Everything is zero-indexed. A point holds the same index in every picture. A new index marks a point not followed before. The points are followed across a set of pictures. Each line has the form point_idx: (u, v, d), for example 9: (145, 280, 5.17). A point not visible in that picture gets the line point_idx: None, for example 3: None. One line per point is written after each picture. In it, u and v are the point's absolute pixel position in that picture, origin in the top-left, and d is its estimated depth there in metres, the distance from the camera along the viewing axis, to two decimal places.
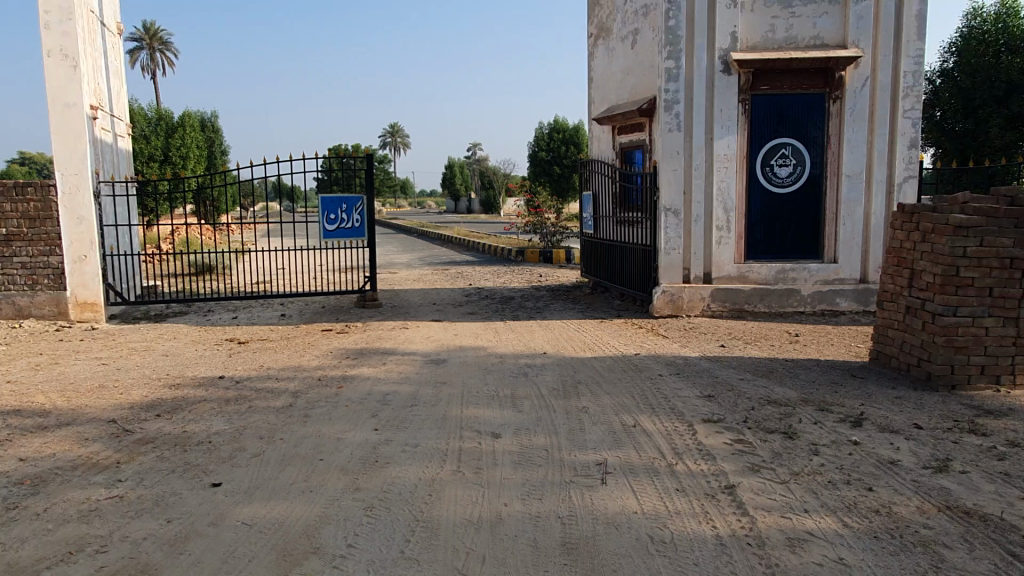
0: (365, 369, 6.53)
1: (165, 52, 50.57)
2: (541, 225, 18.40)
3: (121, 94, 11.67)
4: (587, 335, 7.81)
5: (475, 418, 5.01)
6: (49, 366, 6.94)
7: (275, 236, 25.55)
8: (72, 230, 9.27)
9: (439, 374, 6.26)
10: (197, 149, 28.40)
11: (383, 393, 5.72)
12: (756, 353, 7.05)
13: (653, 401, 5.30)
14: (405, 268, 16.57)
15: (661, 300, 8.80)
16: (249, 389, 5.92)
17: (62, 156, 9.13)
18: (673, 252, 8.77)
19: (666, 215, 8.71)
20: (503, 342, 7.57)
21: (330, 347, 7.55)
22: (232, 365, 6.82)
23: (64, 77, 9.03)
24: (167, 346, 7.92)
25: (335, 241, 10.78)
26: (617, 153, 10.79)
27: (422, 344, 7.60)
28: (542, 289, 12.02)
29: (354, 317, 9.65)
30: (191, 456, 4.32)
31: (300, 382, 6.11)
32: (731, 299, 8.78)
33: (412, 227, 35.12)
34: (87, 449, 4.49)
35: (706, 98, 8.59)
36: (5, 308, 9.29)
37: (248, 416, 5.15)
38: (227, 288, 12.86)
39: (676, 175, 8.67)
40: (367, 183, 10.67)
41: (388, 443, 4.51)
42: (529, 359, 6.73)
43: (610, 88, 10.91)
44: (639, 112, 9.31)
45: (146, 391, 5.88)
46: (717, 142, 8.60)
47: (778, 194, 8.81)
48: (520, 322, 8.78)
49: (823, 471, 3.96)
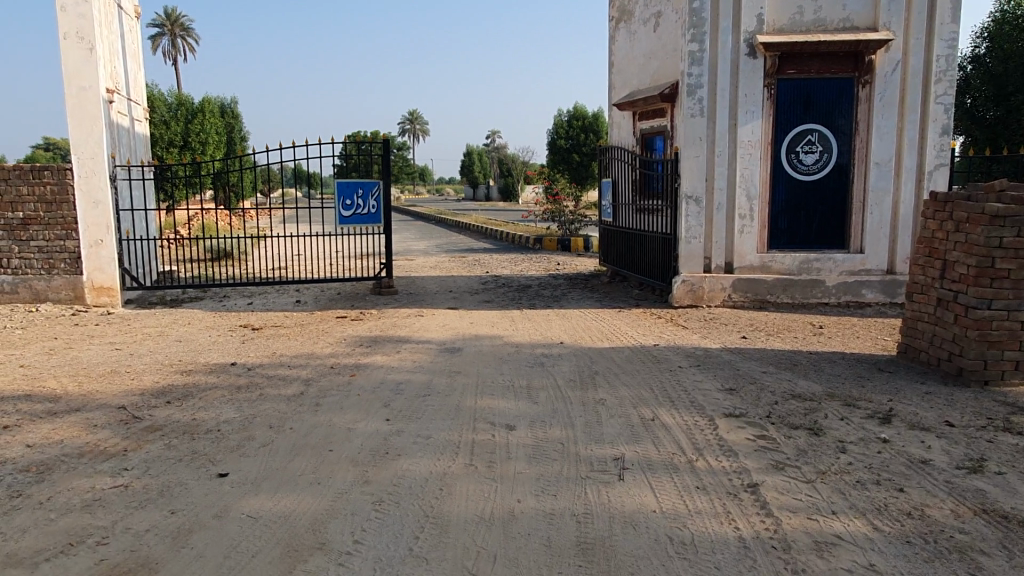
0: (378, 357, 6.42)
1: (187, 38, 50.73)
2: (560, 212, 18.19)
3: (139, 78, 11.63)
4: (605, 325, 7.65)
5: (489, 409, 4.88)
6: (64, 351, 6.92)
7: (294, 222, 25.58)
8: (89, 215, 9.24)
9: (453, 363, 6.14)
10: (217, 134, 28.45)
11: (396, 382, 5.61)
12: (779, 345, 6.86)
13: (672, 394, 5.14)
14: (422, 255, 16.46)
15: (681, 290, 8.61)
16: (261, 376, 5.84)
17: (78, 140, 9.09)
18: (694, 241, 8.57)
19: (687, 202, 8.51)
20: (519, 331, 7.43)
21: (344, 334, 7.46)
22: (245, 352, 6.75)
23: (80, 60, 8.98)
24: (182, 332, 7.87)
25: (351, 227, 10.68)
26: (638, 139, 10.58)
27: (437, 332, 7.48)
28: (560, 277, 11.85)
29: (370, 304, 9.56)
30: (199, 445, 4.23)
31: (312, 370, 6.01)
32: (753, 289, 8.57)
33: (430, 215, 35.01)
34: (95, 436, 4.43)
35: (730, 83, 8.35)
36: (23, 292, 9.31)
37: (258, 404, 5.07)
38: (244, 274, 12.84)
39: (698, 162, 8.45)
40: (384, 168, 10.55)
41: (400, 434, 4.39)
42: (546, 349, 6.59)
43: (631, 73, 10.68)
44: (661, 97, 9.09)
45: (157, 377, 5.81)
46: (741, 128, 8.37)
47: (803, 182, 8.57)
48: (537, 311, 8.64)
49: (851, 470, 3.79)
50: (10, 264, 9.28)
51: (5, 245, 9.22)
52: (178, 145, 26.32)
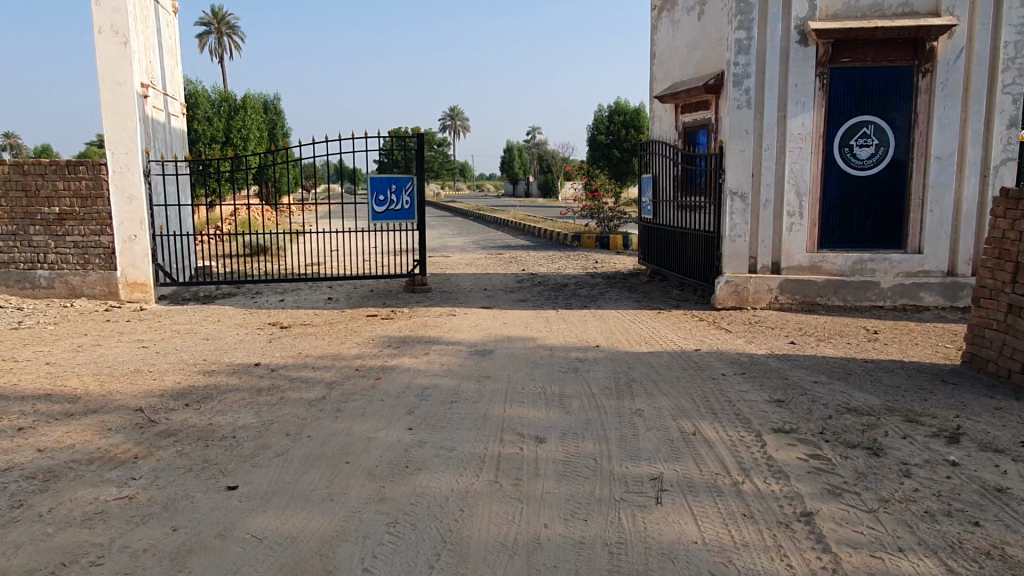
0: (406, 359, 6.18)
1: (233, 36, 51.43)
2: (599, 209, 17.79)
3: (176, 73, 11.61)
4: (643, 328, 7.30)
5: (517, 419, 4.59)
6: (92, 348, 6.85)
7: (334, 218, 25.63)
8: (123, 210, 9.19)
9: (483, 367, 5.86)
10: (259, 130, 28.68)
11: (422, 387, 5.35)
12: (830, 351, 6.42)
13: (715, 405, 4.78)
14: (458, 252, 16.23)
15: (724, 291, 8.19)
16: (284, 377, 5.64)
17: (112, 134, 9.06)
18: (738, 239, 8.15)
19: (732, 199, 8.09)
20: (553, 332, 7.13)
21: (373, 334, 7.24)
22: (271, 351, 6.58)
23: (115, 55, 8.94)
24: (210, 329, 7.75)
25: (384, 223, 10.48)
26: (680, 133, 10.17)
27: (468, 333, 7.21)
28: (598, 276, 11.49)
29: (402, 302, 9.35)
30: (212, 453, 4.03)
31: (337, 372, 5.80)
32: (801, 291, 8.11)
33: (468, 210, 34.90)
34: (107, 440, 4.26)
35: (780, 72, 7.89)
36: (59, 287, 9.35)
37: (278, 408, 4.86)
38: (279, 271, 12.77)
39: (744, 156, 8.02)
40: (418, 163, 10.31)
41: (422, 445, 4.13)
42: (581, 353, 6.27)
43: (674, 63, 10.27)
44: (705, 88, 8.67)
45: (179, 378, 5.66)
46: (791, 120, 7.91)
47: (857, 177, 8.07)
48: (572, 311, 8.33)
49: (917, 499, 3.40)
50: (47, 259, 9.32)
51: (41, 240, 9.26)
52: (221, 141, 26.57)
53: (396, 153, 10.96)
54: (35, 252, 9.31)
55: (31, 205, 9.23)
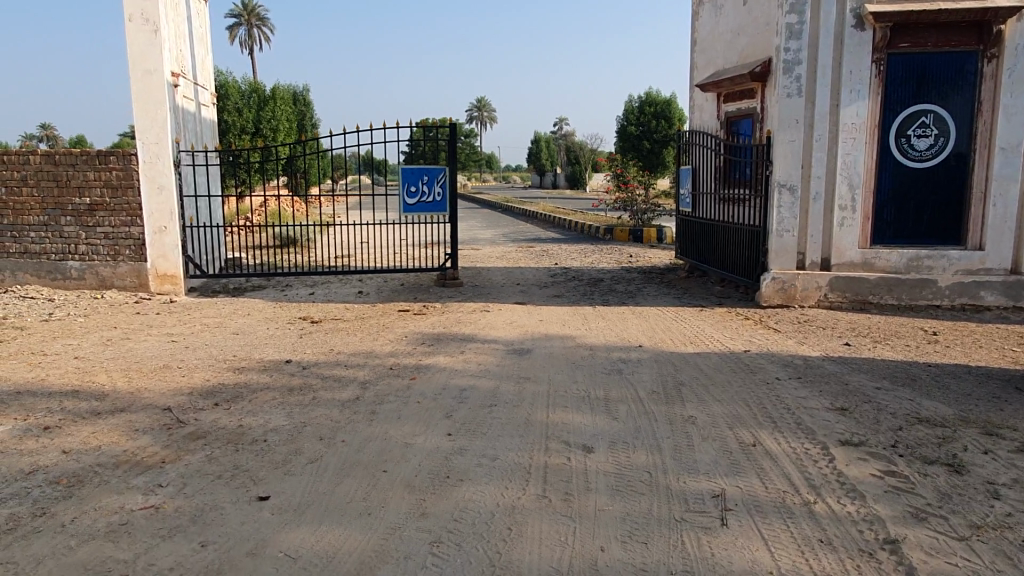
0: (441, 358, 5.94)
1: (263, 28, 51.61)
2: (632, 201, 17.39)
3: (206, 62, 11.48)
4: (687, 327, 6.98)
5: (562, 425, 4.32)
6: (121, 341, 6.72)
7: (362, 209, 25.54)
8: (154, 200, 9.08)
9: (522, 367, 5.60)
10: (288, 121, 28.67)
11: (460, 388, 5.11)
12: (889, 354, 6.06)
13: (773, 413, 4.47)
14: (488, 245, 15.99)
15: (771, 288, 7.85)
16: (316, 376, 5.44)
17: (142, 124, 8.93)
18: (786, 234, 7.79)
19: (780, 192, 7.73)
20: (593, 331, 6.84)
21: (406, 331, 7.02)
22: (302, 348, 6.38)
23: (145, 43, 8.81)
24: (240, 323, 7.59)
25: (416, 216, 10.25)
26: (722, 123, 9.79)
27: (504, 330, 6.95)
28: (634, 270, 11.16)
29: (433, 296, 9.12)
30: (242, 459, 3.82)
31: (371, 371, 5.58)
32: (853, 289, 7.73)
33: (496, 203, 34.66)
34: (135, 442, 4.08)
35: (833, 58, 7.50)
36: (90, 278, 9.27)
37: (310, 410, 4.65)
38: (308, 263, 12.64)
39: (794, 147, 7.65)
40: (450, 154, 10.05)
41: (463, 453, 3.89)
42: (624, 353, 5.98)
43: (716, 50, 9.90)
44: (752, 76, 8.31)
45: (209, 375, 5.48)
46: (844, 109, 7.51)
47: (913, 169, 7.67)
48: (610, 308, 8.03)
49: (1013, 525, 3.07)
50: (77, 250, 9.25)
51: (73, 231, 9.19)
52: (250, 132, 26.60)
53: (428, 143, 10.72)
54: (67, 243, 9.24)
55: (62, 195, 9.16)
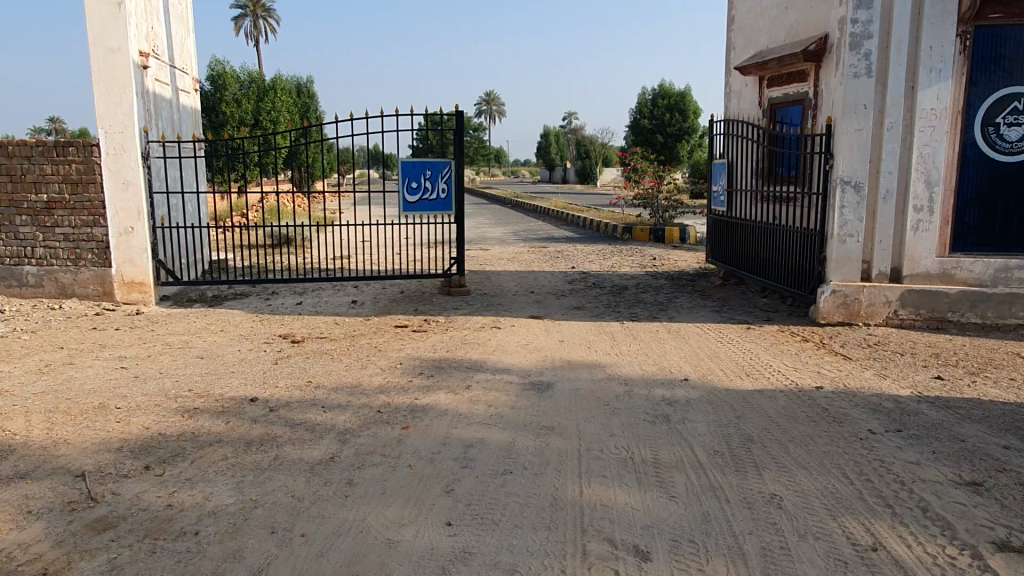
0: (442, 396, 4.82)
1: (269, 20, 50.46)
2: (652, 197, 16.17)
3: (185, 43, 10.38)
4: (737, 352, 5.83)
5: (602, 508, 3.19)
6: (62, 368, 5.63)
7: (367, 205, 24.53)
8: (119, 198, 7.99)
9: (543, 411, 4.47)
10: (290, 113, 27.61)
11: (465, 445, 3.98)
12: (994, 391, 4.90)
13: (885, 492, 3.32)
14: (497, 245, 14.87)
15: (830, 303, 6.69)
16: (283, 422, 4.31)
17: (104, 110, 7.82)
18: (850, 240, 6.62)
19: (843, 190, 6.56)
20: (626, 357, 5.70)
21: (402, 355, 5.90)
22: (274, 378, 5.27)
23: (108, 18, 7.71)
24: (209, 343, 6.49)
25: (417, 215, 9.12)
26: (764, 111, 8.62)
27: (518, 355, 5.83)
28: (660, 276, 10.01)
29: (436, 308, 8.01)
30: (155, 570, 2.70)
31: (353, 415, 4.45)
32: (928, 304, 6.56)
33: (504, 197, 33.58)
34: (18, 536, 2.97)
35: (910, 31, 6.32)
36: (48, 286, 8.19)
37: (266, 479, 3.52)
38: (302, 265, 11.58)
39: (862, 137, 6.47)
40: (456, 145, 8.91)
41: (467, 562, 2.76)
42: (667, 390, 4.84)
43: (758, 28, 8.72)
44: (806, 55, 7.15)
45: (150, 420, 4.37)
46: (923, 91, 6.32)
47: (1001, 164, 6.48)
48: (642, 325, 6.89)
49: None
50: (34, 253, 8.17)
51: (28, 232, 8.11)
52: (250, 124, 25.61)
53: (432, 134, 9.57)
54: (22, 245, 8.17)
55: (16, 192, 8.08)
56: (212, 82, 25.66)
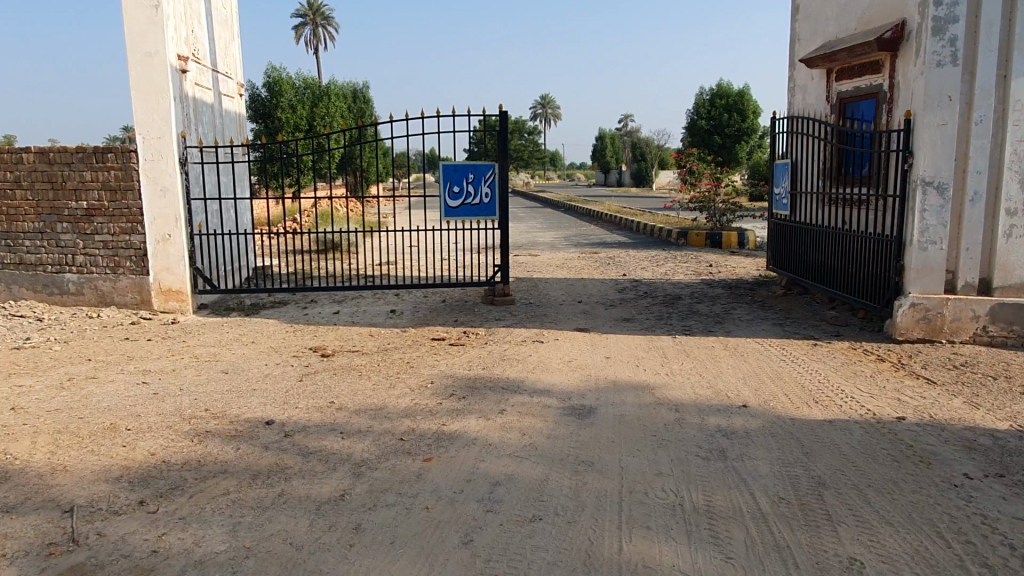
0: (473, 421, 4.39)
1: (327, 27, 51.19)
2: (709, 201, 15.53)
3: (229, 47, 10.26)
4: (802, 373, 5.23)
5: (644, 571, 2.71)
6: (84, 382, 5.42)
7: (418, 209, 24.38)
8: (156, 205, 7.85)
9: (581, 442, 3.99)
10: (344, 118, 27.74)
11: (492, 482, 3.54)
12: None
13: (992, 559, 2.74)
14: (547, 250, 14.41)
15: (909, 318, 6.01)
16: (296, 450, 3.96)
17: (142, 115, 7.68)
18: (931, 247, 5.91)
19: (924, 192, 5.85)
20: (677, 377, 5.18)
21: (434, 372, 5.50)
22: (296, 397, 4.94)
23: (146, 21, 7.55)
24: (237, 355, 6.22)
25: (459, 220, 8.73)
26: (833, 106, 7.93)
27: (559, 373, 5.36)
28: (717, 284, 9.39)
29: (476, 319, 7.60)
30: None
31: (373, 443, 4.07)
32: (1022, 319, 5.83)
33: (558, 201, 33.09)
34: None
35: (1003, 13, 5.61)
36: (88, 294, 8.11)
37: (266, 520, 3.16)
38: (345, 272, 11.35)
39: (946, 132, 5.76)
40: (500, 147, 8.49)
41: None
42: (723, 418, 4.30)
43: (826, 16, 8.05)
44: (881, 43, 6.48)
45: (158, 445, 4.08)
46: (1017, 81, 5.61)
47: None
48: (696, 340, 6.33)
49: None
50: (75, 261, 8.10)
51: (69, 239, 8.05)
52: (304, 129, 25.76)
53: (476, 136, 9.18)
54: (63, 253, 8.10)
55: (57, 199, 8.03)
56: (268, 88, 25.97)
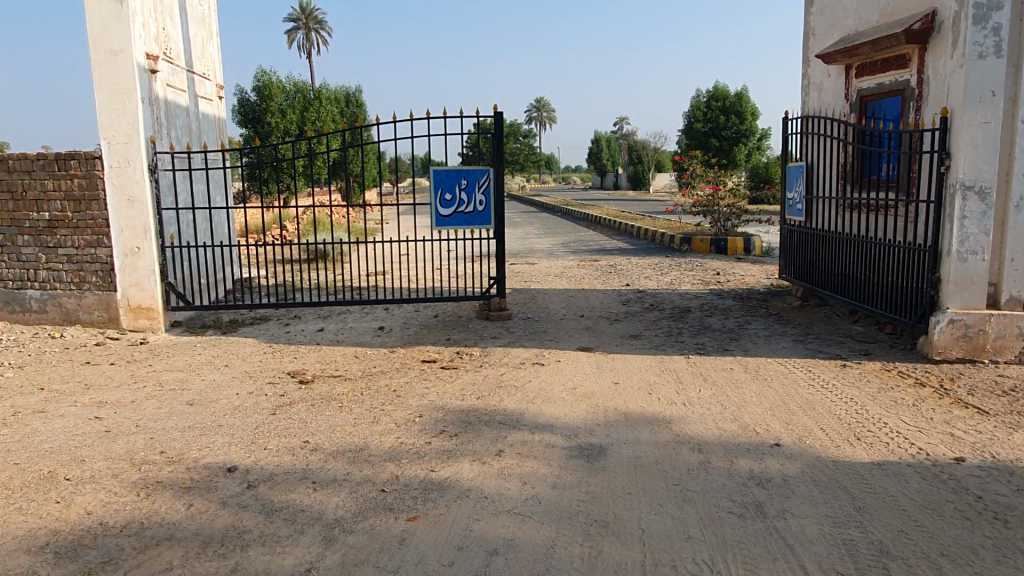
0: (466, 465, 3.82)
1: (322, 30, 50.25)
2: (713, 205, 14.79)
3: (206, 46, 9.67)
4: (836, 401, 4.67)
5: None
6: (29, 418, 4.81)
7: (415, 216, 23.70)
8: (124, 215, 7.26)
9: (593, 494, 3.42)
10: (337, 122, 27.07)
11: (489, 550, 2.95)
12: None
13: None
14: (546, 258, 13.80)
15: (947, 335, 5.46)
16: (258, 508, 3.37)
17: (107, 118, 7.09)
18: (971, 258, 5.36)
19: (964, 196, 5.28)
20: (695, 407, 4.61)
21: (424, 403, 4.90)
22: (265, 436, 4.34)
23: (110, 16, 6.95)
24: (207, 383, 5.61)
25: (451, 230, 8.13)
26: (852, 105, 7.39)
27: (563, 403, 4.78)
28: (728, 295, 8.82)
29: (472, 337, 7.02)
30: None
31: (349, 496, 3.48)
32: None
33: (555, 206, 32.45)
34: None
35: None
36: (52, 311, 7.51)
37: None
38: (333, 284, 10.78)
39: (988, 131, 5.22)
40: (495, 151, 7.88)
41: None
42: (755, 461, 3.73)
43: (844, 7, 7.51)
44: (909, 35, 5.95)
45: (98, 501, 3.48)
46: None
47: None
48: (711, 361, 5.76)
49: None
50: (37, 276, 7.49)
51: (31, 253, 7.45)
52: (295, 133, 25.07)
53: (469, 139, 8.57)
54: (25, 267, 7.49)
55: (18, 210, 7.42)
56: (257, 92, 25.20)
